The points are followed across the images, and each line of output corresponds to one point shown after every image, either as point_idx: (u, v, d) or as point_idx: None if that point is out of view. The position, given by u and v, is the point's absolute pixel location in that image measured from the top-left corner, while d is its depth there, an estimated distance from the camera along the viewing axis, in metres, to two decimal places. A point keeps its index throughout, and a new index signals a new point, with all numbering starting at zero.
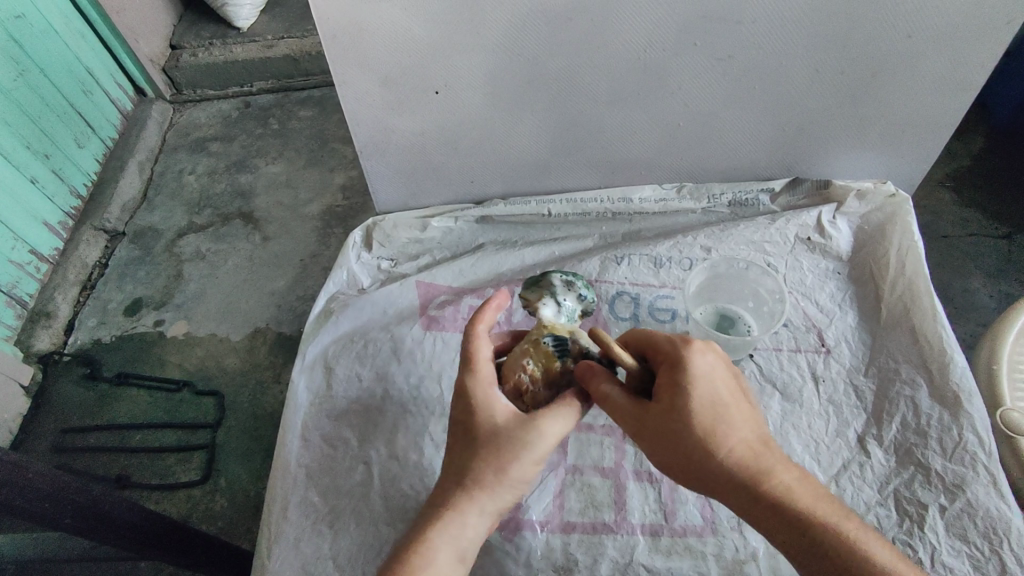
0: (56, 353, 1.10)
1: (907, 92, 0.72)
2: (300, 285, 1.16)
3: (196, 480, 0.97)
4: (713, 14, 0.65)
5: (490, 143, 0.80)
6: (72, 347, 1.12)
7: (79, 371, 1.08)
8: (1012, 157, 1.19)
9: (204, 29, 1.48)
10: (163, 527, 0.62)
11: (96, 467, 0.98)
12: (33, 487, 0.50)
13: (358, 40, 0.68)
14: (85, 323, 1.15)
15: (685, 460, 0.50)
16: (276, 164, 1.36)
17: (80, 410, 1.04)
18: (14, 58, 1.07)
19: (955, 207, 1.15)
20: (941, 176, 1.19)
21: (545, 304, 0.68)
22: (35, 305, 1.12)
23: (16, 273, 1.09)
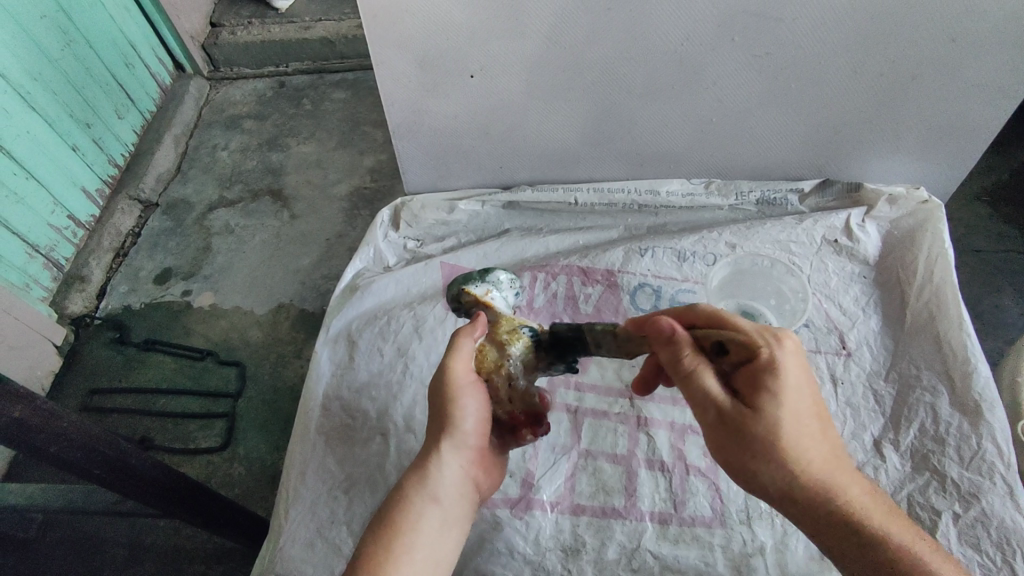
0: (88, 316, 1.14)
1: (947, 97, 0.72)
2: (326, 264, 1.19)
3: (215, 446, 0.99)
4: (754, 9, 0.65)
5: (521, 130, 0.81)
6: (103, 311, 1.16)
7: (108, 335, 1.12)
8: None
9: (243, 9, 1.51)
10: (185, 486, 0.64)
11: (121, 428, 1.01)
12: (67, 437, 0.53)
13: (398, 20, 0.69)
14: (116, 289, 1.18)
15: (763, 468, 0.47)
16: (308, 144, 1.38)
17: (108, 373, 1.07)
18: (63, 27, 1.10)
19: (990, 222, 1.13)
20: (977, 190, 1.16)
21: (494, 297, 0.66)
22: (70, 269, 1.16)
23: (54, 237, 1.12)
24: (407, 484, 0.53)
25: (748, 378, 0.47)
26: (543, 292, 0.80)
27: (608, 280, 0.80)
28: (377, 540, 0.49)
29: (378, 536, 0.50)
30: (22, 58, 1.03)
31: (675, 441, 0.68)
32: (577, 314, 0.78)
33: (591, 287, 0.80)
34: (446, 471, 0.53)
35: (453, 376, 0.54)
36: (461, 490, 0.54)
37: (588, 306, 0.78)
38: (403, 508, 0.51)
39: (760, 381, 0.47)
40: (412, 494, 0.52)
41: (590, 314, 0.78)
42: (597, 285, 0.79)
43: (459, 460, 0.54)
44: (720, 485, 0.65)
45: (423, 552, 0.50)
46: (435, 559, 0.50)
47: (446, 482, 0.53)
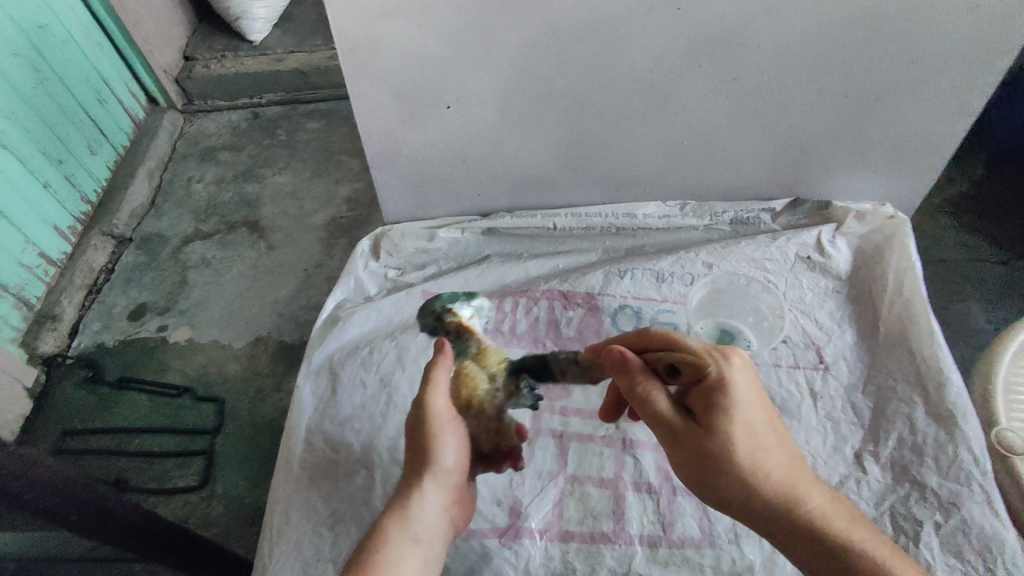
0: (59, 356, 1.11)
1: (906, 116, 0.74)
2: (304, 294, 1.18)
3: (194, 486, 0.97)
4: (720, 36, 0.67)
5: (497, 157, 0.82)
6: (75, 350, 1.13)
7: (81, 375, 1.09)
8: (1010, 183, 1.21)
9: (216, 41, 1.51)
10: (163, 529, 0.63)
11: (94, 471, 0.98)
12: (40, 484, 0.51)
13: (374, 53, 0.70)
14: (90, 327, 1.16)
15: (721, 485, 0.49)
16: (284, 174, 1.38)
17: (81, 413, 1.04)
18: (33, 62, 1.09)
19: (954, 232, 1.17)
20: (939, 203, 1.21)
21: (474, 321, 0.71)
22: (41, 308, 1.13)
23: (25, 276, 1.10)
24: (388, 523, 0.52)
25: (697, 398, 0.50)
26: (524, 317, 0.80)
27: (588, 303, 0.80)
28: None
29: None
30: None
31: (661, 462, 0.68)
32: (559, 339, 0.79)
33: (572, 311, 0.80)
34: (426, 509, 0.53)
35: (436, 413, 0.55)
36: (440, 528, 0.54)
37: (570, 329, 0.79)
38: (384, 548, 0.50)
39: (711, 400, 0.49)
40: (394, 533, 0.51)
41: (572, 338, 0.79)
42: (579, 309, 0.80)
43: (438, 497, 0.54)
44: (708, 505, 0.65)
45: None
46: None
47: (428, 520, 0.53)
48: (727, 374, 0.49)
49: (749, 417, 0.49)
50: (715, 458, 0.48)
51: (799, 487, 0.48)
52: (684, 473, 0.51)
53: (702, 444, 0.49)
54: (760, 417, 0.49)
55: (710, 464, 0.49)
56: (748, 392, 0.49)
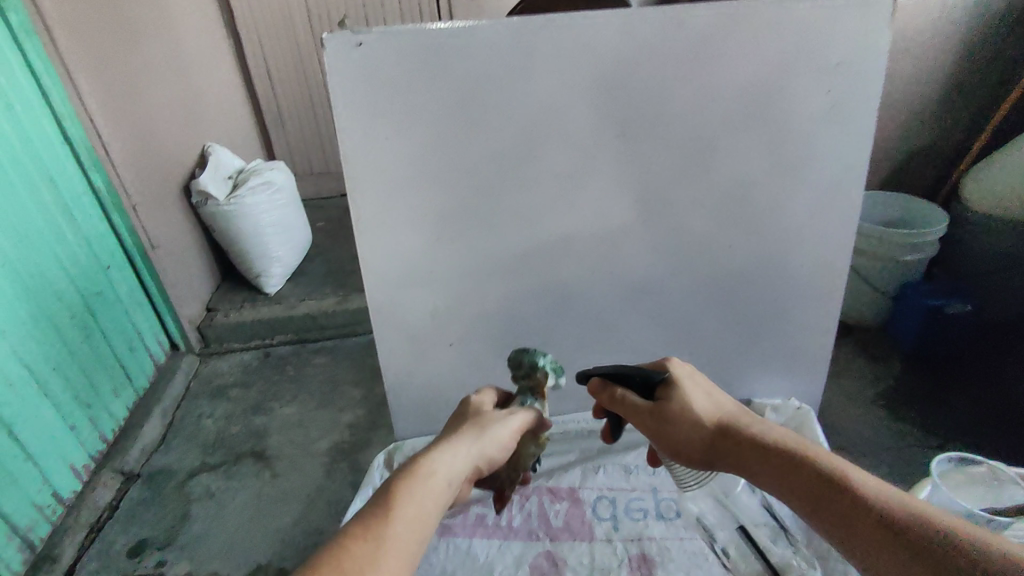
0: None
1: (789, 333, 1.04)
2: (301, 447, 1.90)
3: None
4: (644, 288, 0.98)
5: (490, 379, 1.06)
6: (112, 540, 1.63)
7: (133, 548, 1.61)
8: (878, 370, 1.94)
9: (235, 296, 2.42)
10: None
11: None
12: None
13: (397, 309, 0.97)
14: (115, 542, 1.62)
15: (683, 412, 0.80)
16: (290, 406, 2.07)
17: (160, 530, 1.65)
18: (81, 318, 1.71)
19: (891, 422, 1.75)
20: (876, 396, 1.84)
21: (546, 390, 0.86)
22: (60, 521, 1.61)
23: (53, 503, 1.58)
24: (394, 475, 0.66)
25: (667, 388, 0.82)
26: (520, 511, 0.96)
27: (571, 495, 0.98)
28: (363, 537, 0.58)
29: (375, 522, 0.59)
30: (40, 340, 1.55)
31: None
32: (551, 528, 0.93)
33: (558, 503, 0.97)
34: (437, 468, 0.66)
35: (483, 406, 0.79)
36: (451, 488, 0.67)
37: (558, 519, 0.95)
38: (394, 514, 0.61)
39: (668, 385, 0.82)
40: (432, 513, 0.63)
41: (561, 527, 0.94)
42: (563, 501, 0.97)
43: (470, 451, 0.70)
44: None
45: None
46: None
47: (442, 476, 0.66)
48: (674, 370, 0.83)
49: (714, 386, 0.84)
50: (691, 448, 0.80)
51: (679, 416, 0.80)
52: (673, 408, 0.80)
53: (661, 403, 0.81)
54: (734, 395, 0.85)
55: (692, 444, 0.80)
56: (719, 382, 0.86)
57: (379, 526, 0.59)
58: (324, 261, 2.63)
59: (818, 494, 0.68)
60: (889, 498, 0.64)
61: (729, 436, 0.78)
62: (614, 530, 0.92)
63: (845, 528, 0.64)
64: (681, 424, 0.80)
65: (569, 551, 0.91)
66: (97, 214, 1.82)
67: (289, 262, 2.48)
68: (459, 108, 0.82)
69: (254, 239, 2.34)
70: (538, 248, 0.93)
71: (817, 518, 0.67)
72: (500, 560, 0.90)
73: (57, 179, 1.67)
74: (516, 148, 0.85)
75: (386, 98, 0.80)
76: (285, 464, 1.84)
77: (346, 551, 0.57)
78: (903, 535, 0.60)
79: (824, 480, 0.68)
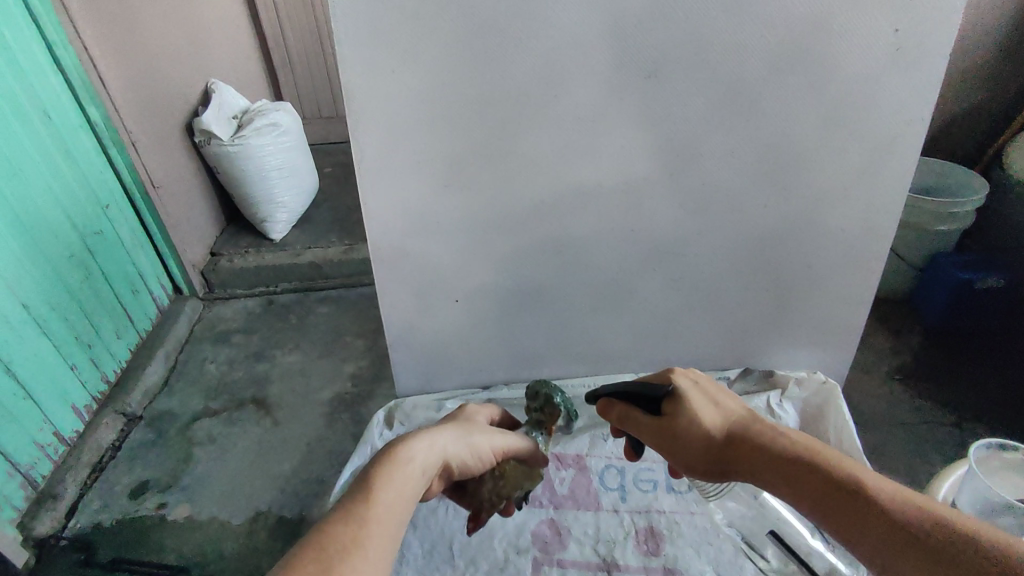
0: (53, 536, 1.47)
1: (819, 303, 0.97)
2: (304, 396, 1.88)
3: None
4: (667, 249, 0.91)
5: (497, 339, 1.01)
6: (114, 481, 1.63)
7: (135, 489, 1.60)
8: (899, 342, 1.86)
9: (239, 241, 2.37)
10: None
11: None
12: None
13: (400, 261, 0.91)
14: (117, 483, 1.62)
15: (691, 429, 0.71)
16: (293, 354, 2.04)
17: (162, 473, 1.65)
18: (80, 257, 1.66)
19: (908, 396, 1.69)
20: (894, 370, 1.77)
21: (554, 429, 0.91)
22: (63, 459, 1.59)
23: (55, 442, 1.57)
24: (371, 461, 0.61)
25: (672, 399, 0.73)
26: None
27: (578, 463, 0.93)
28: (342, 519, 0.53)
29: (355, 502, 0.54)
30: (37, 277, 1.50)
31: None
32: (555, 496, 0.90)
33: (564, 470, 0.93)
34: (416, 454, 0.62)
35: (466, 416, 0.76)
36: (426, 477, 0.62)
37: (562, 487, 0.91)
38: (374, 496, 0.55)
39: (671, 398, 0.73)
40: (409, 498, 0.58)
41: (565, 495, 0.91)
42: (569, 468, 0.93)
43: (447, 446, 0.66)
44: None
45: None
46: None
47: (419, 462, 0.61)
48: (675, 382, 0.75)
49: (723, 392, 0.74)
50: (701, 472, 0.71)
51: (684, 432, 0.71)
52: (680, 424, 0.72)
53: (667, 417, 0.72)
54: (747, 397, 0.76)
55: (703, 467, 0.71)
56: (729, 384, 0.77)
57: (360, 506, 0.54)
58: (330, 209, 2.55)
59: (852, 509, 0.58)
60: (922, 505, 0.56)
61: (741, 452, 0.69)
62: (622, 500, 0.89)
63: (884, 545, 0.55)
64: (689, 438, 0.71)
65: (574, 521, 0.88)
66: (94, 149, 1.75)
67: (295, 208, 2.41)
68: (474, 38, 0.73)
69: (260, 183, 2.27)
70: (555, 200, 0.86)
71: (852, 538, 0.58)
72: (500, 526, 0.87)
73: (51, 110, 1.58)
74: (537, 86, 0.76)
75: (393, 23, 0.72)
76: (286, 413, 1.82)
77: (325, 534, 0.51)
78: (950, 548, 0.52)
79: (856, 492, 0.59)
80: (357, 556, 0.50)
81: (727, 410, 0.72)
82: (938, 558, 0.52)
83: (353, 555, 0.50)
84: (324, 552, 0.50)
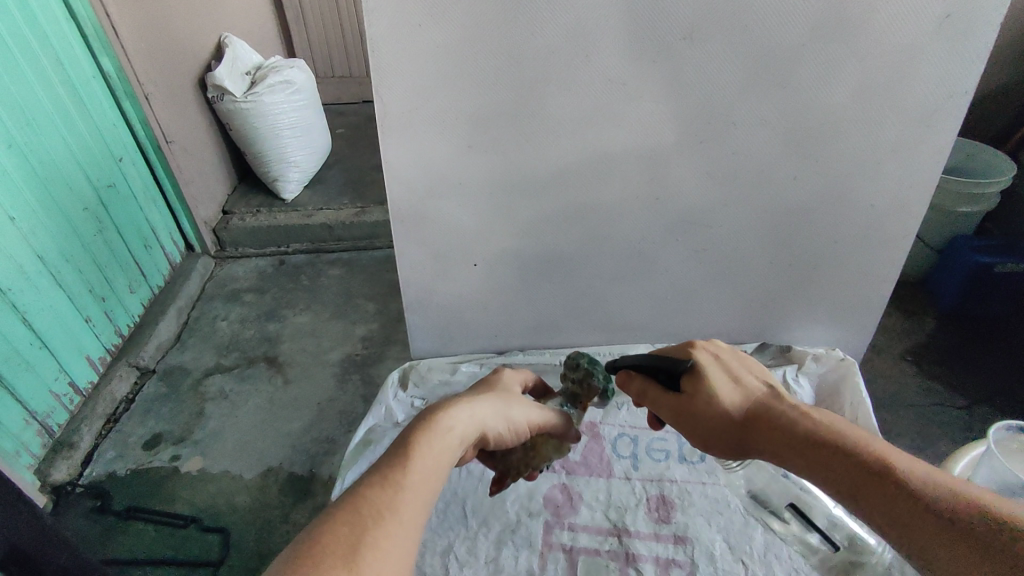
0: (68, 485, 1.50)
1: (842, 279, 0.96)
2: (314, 356, 1.89)
3: None
4: (690, 219, 0.90)
5: (514, 305, 1.01)
6: (129, 432, 1.65)
7: (149, 441, 1.63)
8: (913, 324, 1.85)
9: (251, 200, 2.36)
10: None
11: None
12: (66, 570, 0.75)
13: (420, 222, 0.90)
14: (132, 435, 1.65)
15: (712, 405, 0.73)
16: (304, 315, 2.05)
17: (176, 426, 1.67)
18: (94, 210, 1.66)
19: (919, 378, 1.69)
20: (906, 351, 1.76)
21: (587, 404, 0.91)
22: (78, 409, 1.61)
23: (71, 392, 1.59)
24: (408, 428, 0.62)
25: (693, 375, 0.75)
26: None
27: (592, 431, 0.95)
28: (378, 483, 0.54)
29: (390, 468, 0.55)
30: (51, 228, 1.50)
31: (662, 572, 0.80)
32: (567, 461, 0.92)
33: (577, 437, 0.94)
34: (455, 424, 0.62)
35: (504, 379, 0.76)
36: (462, 448, 0.63)
37: (575, 453, 0.93)
38: (411, 463, 0.56)
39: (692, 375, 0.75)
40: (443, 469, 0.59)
41: (577, 461, 0.92)
42: (583, 435, 0.94)
43: (486, 418, 0.66)
44: None
45: (389, 543, 0.50)
46: (393, 553, 0.50)
47: (457, 434, 0.61)
48: (698, 357, 0.76)
49: (745, 369, 0.76)
50: (722, 446, 0.73)
51: (704, 409, 0.73)
52: (700, 400, 0.73)
53: (688, 395, 0.74)
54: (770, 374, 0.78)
55: (723, 441, 0.73)
56: (753, 360, 0.79)
57: (394, 472, 0.55)
58: (343, 170, 2.53)
59: (867, 489, 0.60)
60: (942, 488, 0.57)
61: (763, 428, 0.70)
62: (634, 468, 0.90)
63: (896, 524, 0.57)
64: (709, 414, 0.73)
65: (584, 485, 0.89)
66: (106, 101, 1.72)
67: (308, 168, 2.40)
68: None
69: (272, 142, 2.25)
70: (580, 164, 0.84)
71: (867, 516, 0.60)
72: (513, 489, 0.88)
73: (64, 58, 1.56)
74: (568, 44, 0.74)
75: None
76: (297, 373, 1.83)
77: (359, 498, 0.53)
78: (965, 532, 0.53)
79: (874, 471, 0.60)
80: (390, 521, 0.52)
81: (747, 384, 0.74)
82: (953, 538, 0.53)
83: (383, 521, 0.51)
84: (357, 515, 0.51)
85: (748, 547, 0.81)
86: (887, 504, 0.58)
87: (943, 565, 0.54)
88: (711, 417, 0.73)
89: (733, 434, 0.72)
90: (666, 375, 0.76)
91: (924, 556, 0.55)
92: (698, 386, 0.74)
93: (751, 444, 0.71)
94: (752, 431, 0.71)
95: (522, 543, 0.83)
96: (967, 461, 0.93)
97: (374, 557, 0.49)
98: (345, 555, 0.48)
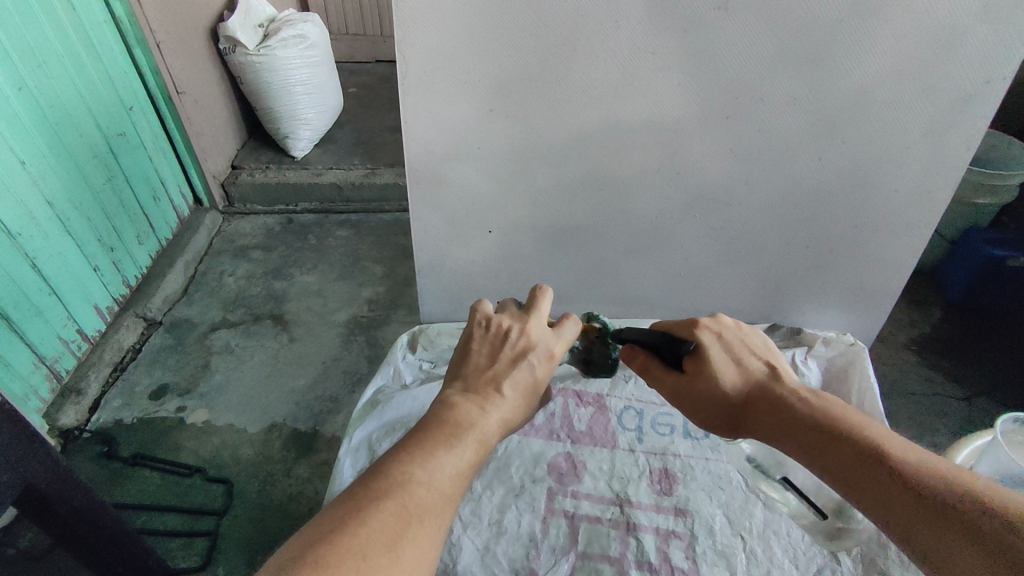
0: (75, 430, 1.52)
1: (857, 264, 0.95)
2: (320, 316, 1.90)
3: (196, 564, 1.30)
4: (709, 196, 0.89)
5: (528, 274, 1.00)
6: (134, 382, 1.67)
7: (154, 391, 1.65)
8: (920, 313, 1.84)
9: (260, 156, 2.33)
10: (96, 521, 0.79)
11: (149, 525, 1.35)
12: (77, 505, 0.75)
13: (437, 186, 0.89)
14: (138, 384, 1.66)
15: (711, 386, 0.73)
16: (311, 275, 2.05)
17: (182, 378, 1.69)
18: (103, 159, 1.64)
19: (921, 367, 1.70)
20: (910, 340, 1.77)
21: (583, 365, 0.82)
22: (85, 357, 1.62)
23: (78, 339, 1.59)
24: (456, 430, 0.60)
25: (696, 354, 0.75)
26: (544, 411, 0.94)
27: (598, 402, 0.95)
28: (427, 482, 0.55)
29: (440, 471, 0.56)
30: (61, 176, 1.49)
31: (662, 543, 0.82)
32: (573, 431, 0.92)
33: (584, 408, 0.95)
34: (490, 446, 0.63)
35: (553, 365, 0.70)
36: None
37: (581, 424, 0.93)
38: (457, 473, 0.57)
39: (694, 354, 0.75)
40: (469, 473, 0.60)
41: (582, 431, 0.93)
42: (589, 407, 0.95)
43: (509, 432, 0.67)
44: None
45: (428, 545, 0.52)
46: (430, 552, 0.53)
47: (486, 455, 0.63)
48: (701, 335, 0.76)
49: (748, 348, 0.76)
50: (717, 423, 0.74)
51: (704, 390, 0.74)
52: (698, 381, 0.74)
53: (690, 374, 0.75)
54: (775, 355, 0.77)
55: (721, 421, 0.74)
56: (758, 338, 0.78)
57: (445, 480, 0.56)
58: (353, 131, 2.50)
59: (860, 471, 0.61)
60: (937, 473, 0.57)
61: (763, 411, 0.71)
62: (638, 441, 0.91)
63: (888, 507, 0.58)
64: (708, 394, 0.73)
65: (588, 455, 0.90)
66: (117, 47, 1.69)
67: (319, 126, 2.37)
68: None
69: (282, 98, 2.22)
70: (602, 134, 0.83)
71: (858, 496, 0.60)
72: (517, 455, 0.90)
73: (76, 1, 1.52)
74: (598, 8, 0.72)
75: None
76: (303, 331, 1.84)
77: (407, 489, 0.54)
78: (957, 514, 0.54)
79: (869, 457, 0.61)
80: (432, 521, 0.54)
81: (750, 367, 0.74)
82: (943, 520, 0.54)
83: (429, 522, 0.53)
84: (405, 510, 0.52)
85: (747, 523, 0.83)
86: (881, 487, 0.59)
87: (931, 545, 0.54)
88: (710, 397, 0.73)
89: (731, 413, 0.73)
90: (667, 353, 0.76)
91: (912, 534, 0.55)
92: (700, 365, 0.74)
93: (749, 425, 0.72)
94: (751, 413, 0.72)
95: (525, 508, 0.85)
96: (969, 452, 0.94)
97: (415, 554, 0.51)
98: (389, 549, 0.50)
